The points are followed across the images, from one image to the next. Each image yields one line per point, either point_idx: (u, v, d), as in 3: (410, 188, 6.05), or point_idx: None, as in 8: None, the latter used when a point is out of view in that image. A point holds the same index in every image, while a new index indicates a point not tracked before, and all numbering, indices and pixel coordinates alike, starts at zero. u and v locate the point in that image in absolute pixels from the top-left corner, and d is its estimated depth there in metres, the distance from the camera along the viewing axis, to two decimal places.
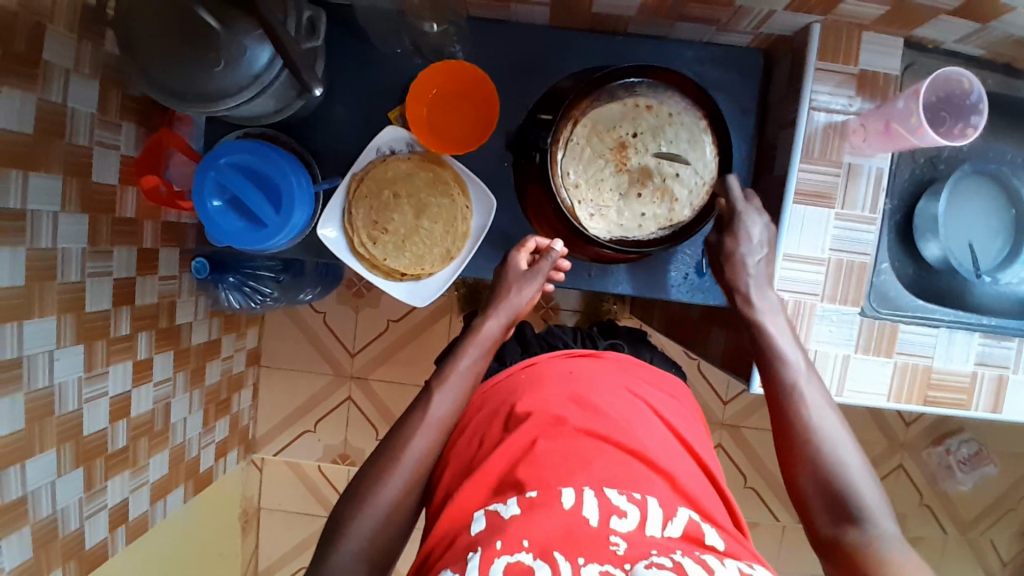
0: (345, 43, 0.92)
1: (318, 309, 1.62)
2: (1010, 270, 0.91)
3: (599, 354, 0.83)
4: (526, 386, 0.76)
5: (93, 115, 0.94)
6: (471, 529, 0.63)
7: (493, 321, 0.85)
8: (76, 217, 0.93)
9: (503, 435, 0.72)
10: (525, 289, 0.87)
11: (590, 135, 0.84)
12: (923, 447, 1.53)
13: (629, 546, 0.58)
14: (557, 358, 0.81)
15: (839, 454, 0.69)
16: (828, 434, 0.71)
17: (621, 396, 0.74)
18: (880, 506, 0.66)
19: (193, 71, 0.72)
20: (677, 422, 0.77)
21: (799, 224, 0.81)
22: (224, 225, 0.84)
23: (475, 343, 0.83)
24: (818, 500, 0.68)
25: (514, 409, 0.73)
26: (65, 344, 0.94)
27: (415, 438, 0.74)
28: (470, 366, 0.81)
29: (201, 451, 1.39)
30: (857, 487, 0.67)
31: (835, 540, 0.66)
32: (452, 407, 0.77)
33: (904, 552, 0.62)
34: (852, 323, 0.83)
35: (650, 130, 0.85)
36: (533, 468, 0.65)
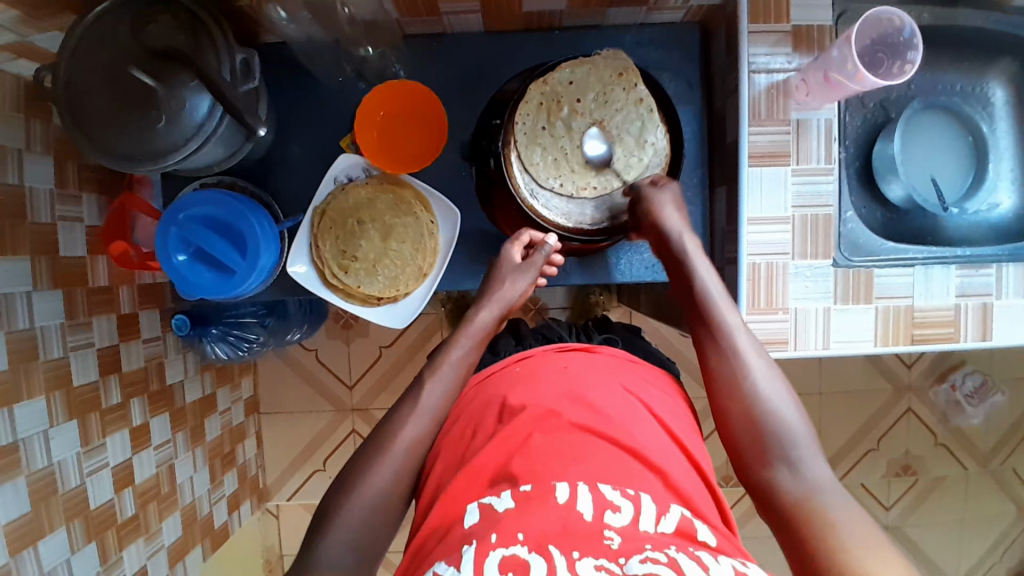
0: (288, 80, 0.92)
1: (309, 347, 1.61)
2: (977, 198, 0.93)
3: (593, 349, 0.81)
4: (518, 382, 0.75)
5: (52, 191, 0.94)
6: (466, 522, 0.61)
7: (485, 312, 0.84)
8: (50, 294, 0.93)
9: (496, 428, 0.70)
10: (519, 281, 0.86)
11: (544, 93, 0.86)
12: (929, 387, 1.54)
13: (623, 540, 0.56)
14: (550, 353, 0.80)
15: (766, 395, 0.70)
16: (754, 375, 0.71)
17: (615, 391, 0.73)
18: (811, 446, 0.67)
19: (139, 133, 0.72)
20: (671, 421, 0.74)
21: (758, 186, 0.82)
22: (194, 277, 0.83)
23: (466, 333, 0.83)
24: (753, 453, 0.68)
25: (507, 403, 0.72)
26: (58, 422, 0.94)
27: (409, 424, 0.74)
28: (461, 357, 0.81)
29: (214, 507, 1.38)
30: (788, 431, 0.67)
31: (767, 483, 0.66)
32: (443, 397, 0.77)
33: (833, 490, 0.63)
34: (827, 276, 0.83)
35: (601, 107, 0.86)
36: (528, 463, 0.64)
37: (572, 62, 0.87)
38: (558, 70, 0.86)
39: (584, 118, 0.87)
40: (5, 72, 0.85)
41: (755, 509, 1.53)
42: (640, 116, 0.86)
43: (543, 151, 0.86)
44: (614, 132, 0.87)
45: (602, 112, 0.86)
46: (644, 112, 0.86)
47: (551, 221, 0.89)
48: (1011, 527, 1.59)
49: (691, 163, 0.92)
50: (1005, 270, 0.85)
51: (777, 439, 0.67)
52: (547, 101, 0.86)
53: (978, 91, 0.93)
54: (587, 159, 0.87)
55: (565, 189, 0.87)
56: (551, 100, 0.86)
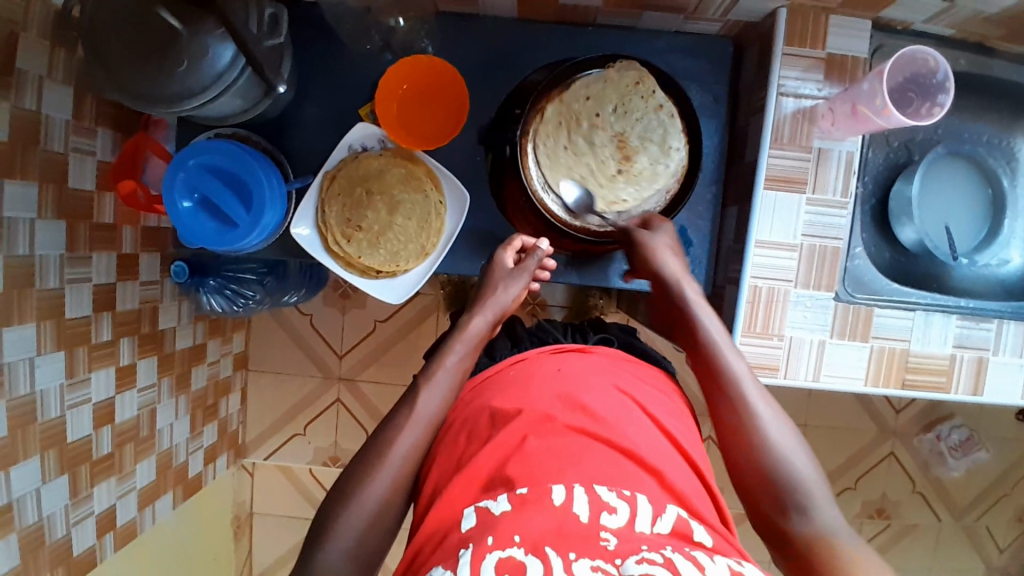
0: (315, 41, 0.91)
1: (305, 311, 1.62)
2: (989, 251, 0.92)
3: (588, 351, 0.81)
4: (514, 385, 0.74)
5: (68, 121, 0.94)
6: (461, 526, 0.60)
7: (479, 319, 0.83)
8: (54, 224, 0.93)
9: (491, 432, 0.69)
10: (513, 286, 0.86)
11: (561, 112, 0.85)
12: (914, 434, 1.53)
13: (619, 541, 0.56)
14: (545, 354, 0.80)
15: (778, 441, 0.68)
16: (766, 423, 0.70)
17: (609, 392, 0.72)
18: (824, 489, 0.66)
19: (157, 74, 0.72)
20: (667, 421, 0.73)
21: (770, 210, 0.81)
22: (196, 226, 0.83)
23: (461, 340, 0.81)
24: (769, 500, 0.67)
25: (501, 406, 0.71)
26: (45, 351, 0.94)
27: (404, 433, 0.73)
28: (457, 363, 0.79)
29: (189, 457, 1.39)
30: (797, 473, 0.66)
31: (783, 531, 0.65)
32: (442, 402, 0.76)
33: (849, 537, 0.63)
34: (827, 309, 0.82)
35: (625, 111, 0.85)
36: (523, 465, 0.62)
37: (584, 76, 0.85)
38: (572, 86, 0.85)
39: (606, 120, 0.85)
40: None
41: None
42: (663, 125, 0.85)
43: (569, 169, 0.85)
44: (637, 137, 0.85)
45: (623, 123, 0.85)
46: (665, 118, 0.85)
47: (557, 217, 0.87)
48: None
49: (706, 178, 0.91)
50: (1006, 326, 0.85)
51: (791, 488, 0.66)
52: (566, 120, 0.85)
53: (1003, 144, 0.92)
54: (614, 172, 0.85)
55: (600, 200, 0.85)
56: (575, 99, 0.85)
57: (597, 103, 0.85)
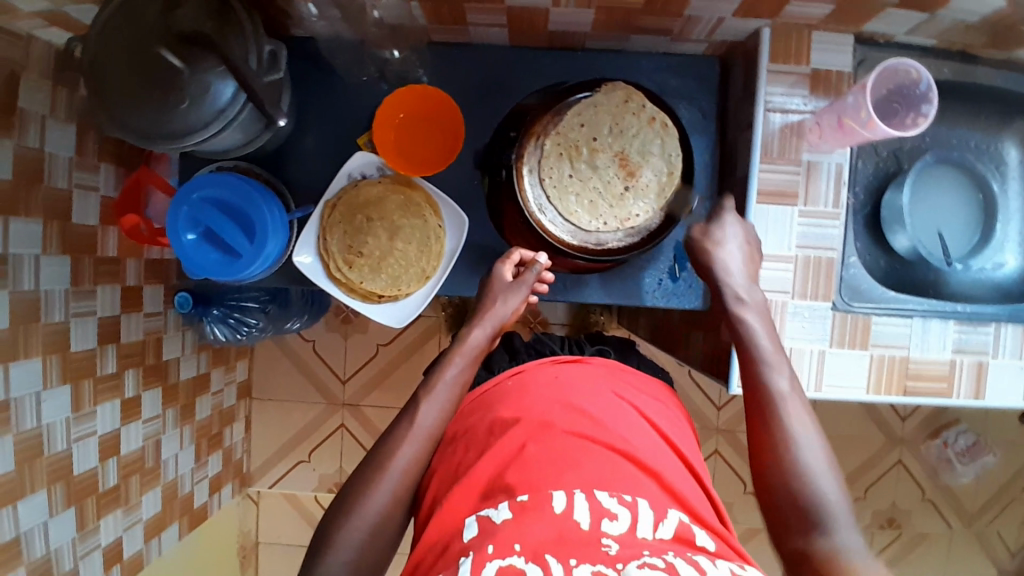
0: (312, 74, 0.94)
1: (308, 338, 1.62)
2: (982, 256, 0.93)
3: (584, 359, 0.80)
4: (510, 395, 0.73)
5: (71, 158, 0.96)
6: (464, 536, 0.61)
7: (478, 331, 0.83)
8: (58, 259, 0.95)
9: (489, 440, 0.69)
10: (511, 299, 0.86)
11: (560, 143, 0.85)
12: (921, 441, 1.52)
13: (621, 547, 0.56)
14: (544, 364, 0.78)
15: (808, 459, 0.67)
16: (798, 438, 0.69)
17: (607, 399, 0.72)
18: (847, 513, 0.64)
19: (160, 111, 0.74)
20: (664, 425, 0.74)
21: (764, 223, 0.82)
22: (200, 259, 0.85)
23: (461, 352, 0.81)
24: (793, 517, 0.65)
25: (500, 415, 0.71)
26: (51, 385, 0.95)
27: (403, 446, 0.72)
28: (456, 376, 0.79)
29: (195, 487, 1.38)
30: (823, 491, 0.65)
31: (805, 551, 0.64)
32: (440, 415, 0.76)
33: (868, 560, 0.61)
34: (825, 318, 0.83)
35: (620, 130, 0.85)
36: (523, 472, 0.63)
37: (573, 105, 0.85)
38: (565, 116, 0.85)
39: (602, 141, 0.85)
40: (37, 37, 0.87)
41: None
42: (659, 141, 0.85)
43: (578, 195, 0.85)
44: (635, 155, 0.85)
45: (621, 142, 0.85)
46: (660, 129, 0.85)
47: (558, 238, 0.86)
48: None
49: (699, 196, 0.93)
50: (1004, 329, 0.85)
51: (814, 505, 0.65)
52: (566, 149, 0.85)
53: (991, 149, 0.93)
54: (621, 191, 0.85)
55: (612, 222, 0.85)
56: (568, 123, 0.85)
57: (590, 126, 0.85)
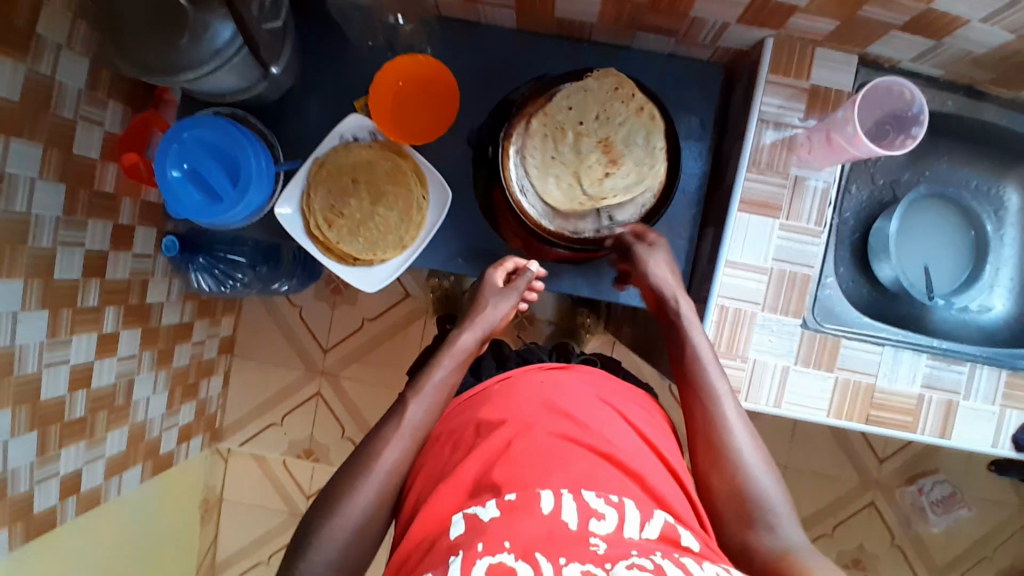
0: (320, 34, 0.95)
1: (296, 302, 1.64)
2: (968, 295, 0.92)
3: (572, 366, 0.78)
4: (497, 397, 0.73)
5: (81, 92, 0.98)
6: (450, 533, 0.59)
7: (468, 334, 0.82)
8: (53, 185, 0.96)
9: (475, 441, 0.68)
10: (502, 305, 0.85)
11: (546, 124, 0.85)
12: (897, 485, 1.50)
13: (609, 546, 0.55)
14: (532, 370, 0.77)
15: (747, 460, 0.69)
16: (737, 441, 0.70)
17: (592, 403, 0.72)
18: (790, 512, 0.67)
19: (158, 44, 0.75)
20: (651, 433, 0.73)
21: (743, 232, 0.81)
22: (184, 199, 0.86)
23: (449, 354, 0.80)
24: (732, 515, 0.67)
25: (487, 418, 0.70)
26: (29, 307, 0.95)
27: (391, 444, 0.71)
28: (445, 377, 0.78)
29: (163, 433, 1.39)
30: (766, 494, 0.67)
31: (745, 546, 0.66)
32: (428, 413, 0.75)
33: (813, 554, 0.63)
34: (793, 335, 0.82)
35: (606, 118, 0.84)
36: (508, 472, 0.61)
37: (564, 88, 0.85)
38: (554, 98, 0.85)
39: (587, 125, 0.84)
40: None
41: None
42: (643, 133, 0.84)
43: (557, 177, 0.84)
44: (617, 145, 0.84)
45: (607, 129, 0.84)
46: (647, 121, 0.84)
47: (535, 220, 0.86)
48: None
49: (685, 203, 0.92)
50: (979, 370, 0.83)
51: (759, 505, 0.66)
52: (551, 130, 0.84)
53: (992, 191, 0.92)
54: (602, 177, 0.84)
55: (588, 202, 0.84)
56: (557, 104, 0.84)
57: (577, 111, 0.84)
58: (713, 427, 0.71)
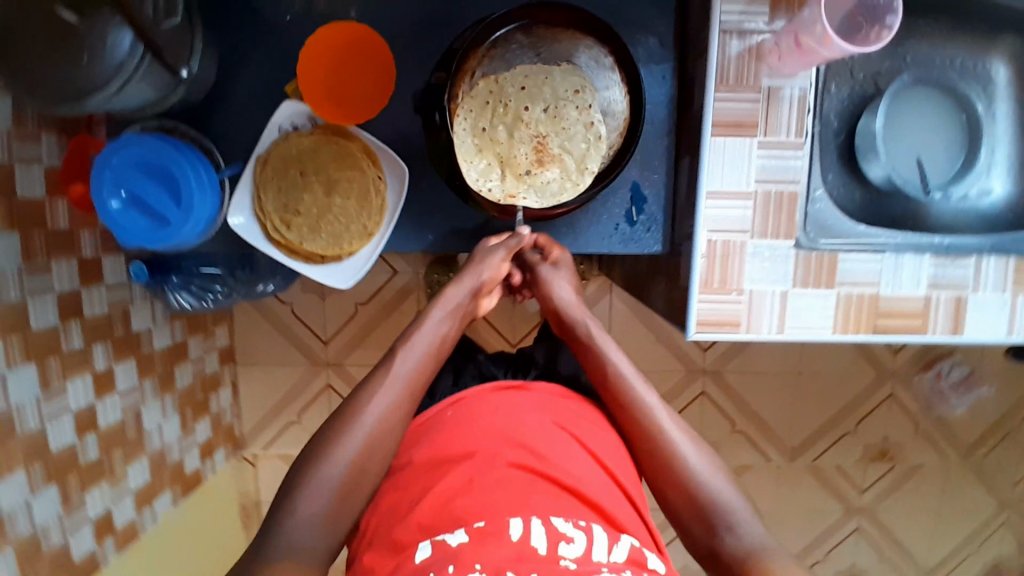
0: (232, 20, 0.87)
1: (285, 300, 1.60)
2: (966, 182, 0.87)
3: (528, 385, 0.77)
4: (454, 425, 0.70)
5: (9, 132, 0.91)
6: (416, 558, 0.58)
7: (455, 289, 0.84)
8: (5, 236, 0.91)
9: (435, 467, 0.66)
10: (493, 263, 0.84)
11: (492, 93, 0.81)
12: (914, 374, 1.52)
13: (579, 566, 0.56)
14: (488, 391, 0.76)
15: (698, 470, 0.74)
16: (685, 454, 0.75)
17: (554, 427, 0.70)
18: (745, 508, 0.73)
19: (56, 71, 0.68)
20: (611, 456, 0.72)
21: (720, 158, 0.75)
22: (128, 226, 0.81)
23: (437, 307, 0.82)
24: (696, 521, 0.73)
25: (446, 447, 0.68)
26: (15, 365, 0.92)
27: (378, 394, 0.73)
28: (435, 328, 0.81)
29: (184, 454, 1.40)
30: (721, 496, 0.73)
31: (715, 548, 0.71)
32: (415, 367, 0.77)
33: (770, 546, 0.69)
34: (786, 259, 0.78)
35: (551, 112, 0.82)
36: (475, 501, 0.61)
37: (528, 63, 0.81)
38: (509, 68, 0.81)
39: (531, 115, 0.81)
40: None
41: None
42: (581, 131, 0.82)
43: (481, 152, 0.82)
44: (552, 142, 0.82)
45: (548, 127, 0.82)
46: (588, 130, 0.82)
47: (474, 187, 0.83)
48: (991, 520, 1.60)
49: (654, 134, 0.85)
50: (986, 261, 0.79)
51: (715, 509, 0.72)
52: (494, 101, 0.81)
53: (979, 68, 0.88)
54: (522, 170, 0.83)
55: (498, 196, 0.83)
56: (505, 78, 0.81)
57: (525, 92, 0.81)
58: (660, 447, 0.76)
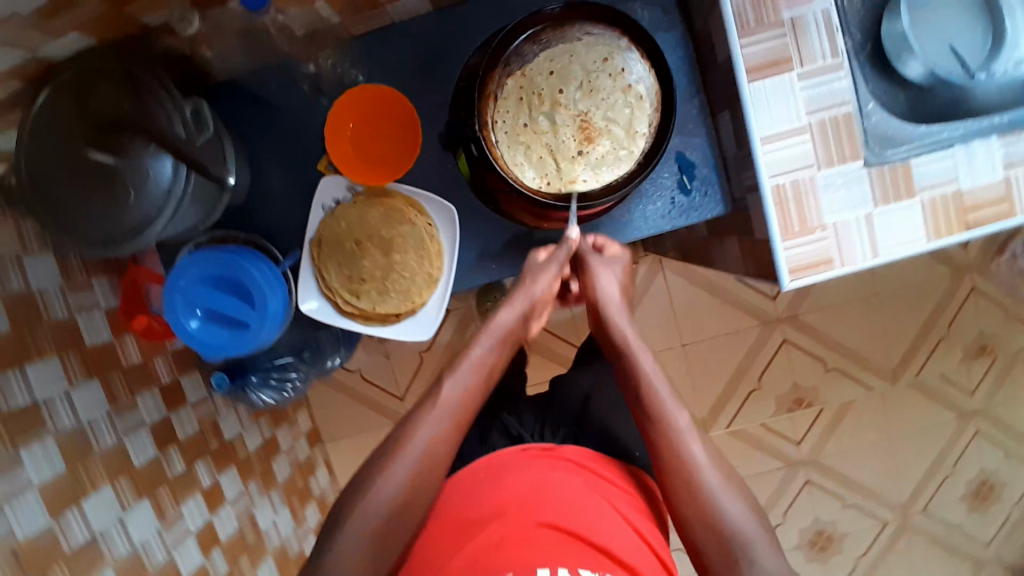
0: (249, 116, 0.88)
1: (352, 368, 1.62)
2: (1004, 56, 0.80)
3: (558, 448, 0.83)
4: (488, 486, 0.78)
5: (61, 286, 0.87)
6: None
7: (507, 312, 0.83)
8: (88, 386, 0.88)
9: (469, 526, 0.74)
10: (542, 279, 0.83)
11: (523, 86, 0.78)
12: (989, 260, 1.54)
13: None
14: (523, 454, 0.82)
15: (722, 501, 0.74)
16: (711, 481, 0.75)
17: (585, 493, 0.77)
18: (768, 543, 0.71)
19: (108, 211, 0.69)
20: (637, 516, 0.79)
21: (765, 100, 0.74)
22: (211, 340, 0.82)
23: (487, 331, 0.83)
24: (719, 554, 0.71)
25: (481, 509, 0.75)
26: (129, 505, 0.90)
27: (424, 424, 0.76)
28: (481, 355, 0.82)
29: (304, 544, 1.39)
30: (742, 529, 0.72)
31: None
32: (464, 393, 0.79)
33: None
34: (861, 180, 0.75)
35: (587, 88, 0.77)
36: (508, 561, 0.69)
37: (549, 47, 0.77)
38: (535, 57, 0.78)
39: (567, 98, 0.78)
40: None
41: (833, 424, 1.57)
42: (622, 100, 0.77)
43: (527, 149, 0.78)
44: (595, 119, 0.78)
45: (588, 103, 0.77)
46: (629, 96, 0.77)
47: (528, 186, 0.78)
48: None
49: (683, 97, 0.85)
50: None
51: (740, 542, 0.71)
52: (527, 96, 0.78)
53: None
54: (573, 154, 0.78)
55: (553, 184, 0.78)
56: (531, 69, 0.78)
57: (555, 78, 0.78)
58: (687, 468, 0.76)
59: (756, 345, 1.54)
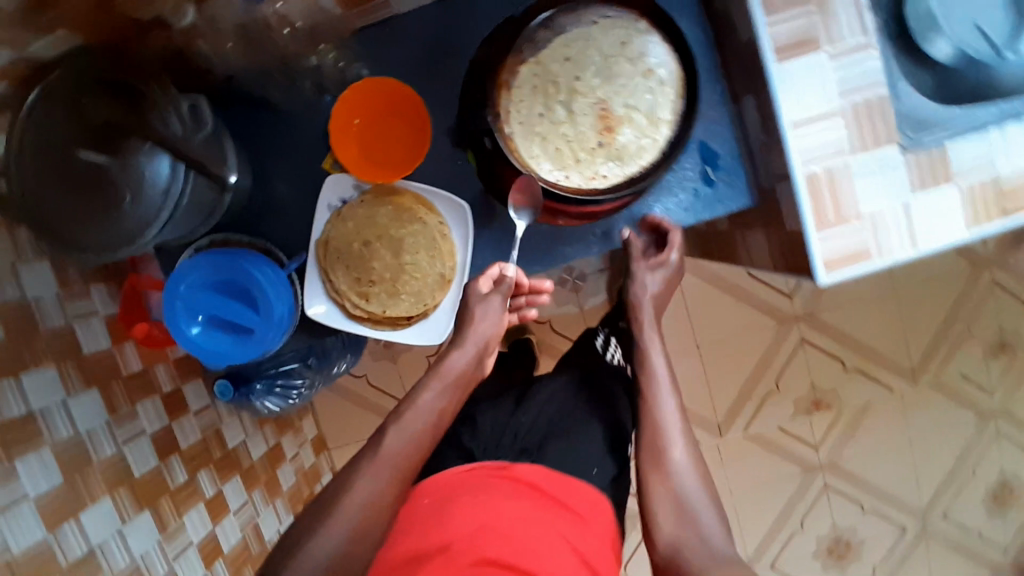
0: (251, 114, 0.85)
1: (358, 374, 1.58)
2: None
3: (509, 469, 0.85)
4: (435, 515, 0.80)
5: (58, 294, 0.83)
6: None
7: (457, 353, 0.78)
8: (86, 396, 0.84)
9: (416, 560, 0.76)
10: (490, 318, 0.79)
11: (538, 74, 0.74)
12: (1008, 254, 1.49)
13: None
14: (465, 479, 0.84)
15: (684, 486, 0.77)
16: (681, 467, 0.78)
17: (527, 521, 0.79)
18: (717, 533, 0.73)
19: (101, 215, 0.65)
20: (581, 540, 0.81)
21: (792, 84, 0.70)
22: (213, 348, 0.79)
23: (436, 377, 0.77)
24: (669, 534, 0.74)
25: (428, 541, 0.77)
26: (129, 518, 0.85)
27: (364, 478, 0.70)
28: (432, 403, 0.76)
29: None
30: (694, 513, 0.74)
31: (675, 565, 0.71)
32: (407, 444, 0.73)
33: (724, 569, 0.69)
34: (897, 166, 0.71)
35: (605, 74, 0.74)
36: None
37: (563, 32, 0.74)
38: (550, 42, 0.74)
39: (584, 86, 0.74)
40: None
41: (853, 423, 1.53)
42: (643, 85, 0.74)
43: (543, 140, 0.74)
44: (615, 106, 0.74)
45: (607, 90, 0.74)
46: (649, 80, 0.74)
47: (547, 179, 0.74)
48: None
49: (706, 83, 0.83)
50: None
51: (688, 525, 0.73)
52: (542, 83, 0.74)
53: None
54: (593, 146, 0.74)
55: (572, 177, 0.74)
56: (546, 55, 0.74)
57: (572, 63, 0.74)
58: (661, 448, 0.80)
59: (771, 345, 1.49)
